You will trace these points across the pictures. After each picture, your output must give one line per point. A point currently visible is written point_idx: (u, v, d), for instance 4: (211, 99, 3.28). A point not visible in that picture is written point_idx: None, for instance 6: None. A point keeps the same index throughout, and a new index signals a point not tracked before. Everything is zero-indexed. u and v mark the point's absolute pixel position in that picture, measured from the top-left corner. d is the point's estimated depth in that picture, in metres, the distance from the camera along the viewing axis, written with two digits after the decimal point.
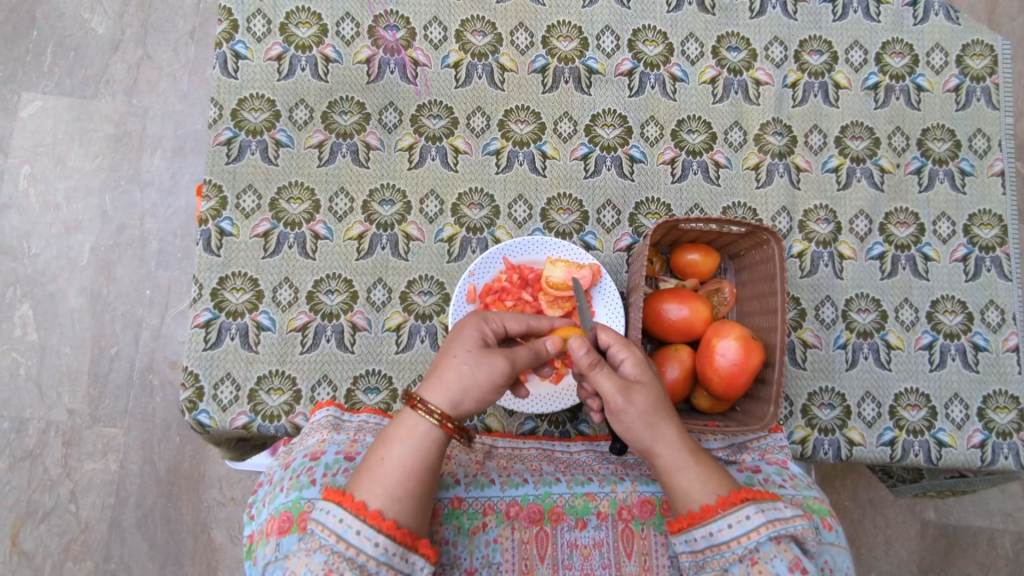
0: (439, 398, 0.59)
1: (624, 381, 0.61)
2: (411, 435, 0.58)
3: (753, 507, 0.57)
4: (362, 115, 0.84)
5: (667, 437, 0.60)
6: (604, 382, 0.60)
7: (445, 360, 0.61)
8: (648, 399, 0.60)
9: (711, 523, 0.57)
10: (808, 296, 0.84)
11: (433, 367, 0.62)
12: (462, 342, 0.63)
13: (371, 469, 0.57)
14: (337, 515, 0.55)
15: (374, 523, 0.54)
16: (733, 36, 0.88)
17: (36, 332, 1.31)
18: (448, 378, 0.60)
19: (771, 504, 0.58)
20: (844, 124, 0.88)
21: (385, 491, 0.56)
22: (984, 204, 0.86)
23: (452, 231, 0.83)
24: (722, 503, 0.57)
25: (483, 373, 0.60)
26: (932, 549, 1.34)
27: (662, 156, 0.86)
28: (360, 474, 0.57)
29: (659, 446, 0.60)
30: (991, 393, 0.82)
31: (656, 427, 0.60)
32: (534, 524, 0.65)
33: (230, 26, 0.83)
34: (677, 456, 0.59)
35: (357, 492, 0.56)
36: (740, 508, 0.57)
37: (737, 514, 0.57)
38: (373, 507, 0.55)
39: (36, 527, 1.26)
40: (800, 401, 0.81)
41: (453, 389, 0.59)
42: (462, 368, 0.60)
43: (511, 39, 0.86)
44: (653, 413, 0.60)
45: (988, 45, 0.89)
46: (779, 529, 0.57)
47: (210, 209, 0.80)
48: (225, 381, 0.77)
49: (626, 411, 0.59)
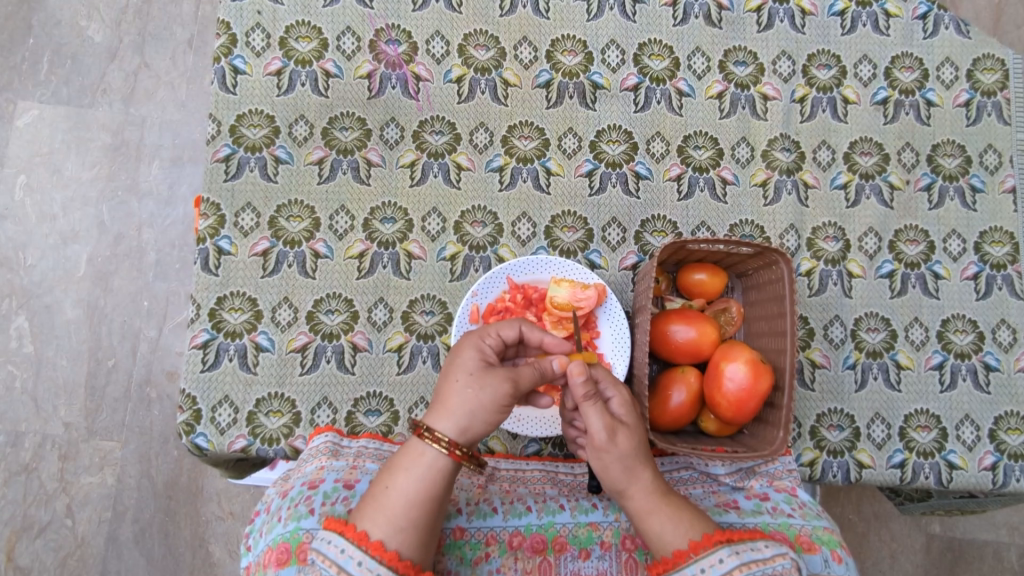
0: (446, 425, 0.58)
1: (613, 420, 0.60)
2: (415, 462, 0.57)
3: (726, 549, 0.55)
4: (362, 131, 0.83)
5: (642, 481, 0.59)
6: (594, 419, 0.59)
7: (446, 383, 0.60)
8: (632, 443, 0.60)
9: (685, 569, 0.55)
10: (816, 315, 0.83)
11: (436, 392, 0.61)
12: (461, 362, 0.61)
13: (376, 498, 0.56)
14: (338, 545, 0.53)
15: (376, 554, 0.53)
16: (740, 51, 0.87)
17: (32, 344, 1.30)
18: (453, 404, 0.58)
19: (748, 545, 0.56)
20: (852, 139, 0.86)
21: (389, 521, 0.54)
22: (996, 221, 0.85)
23: (455, 249, 0.82)
24: (694, 547, 0.56)
25: (483, 394, 0.58)
26: (937, 563, 1.33)
27: (668, 173, 0.84)
28: (366, 503, 0.56)
29: (632, 489, 0.59)
30: (1003, 415, 0.81)
31: (633, 471, 0.59)
32: (537, 553, 0.63)
33: (229, 41, 0.81)
34: (651, 502, 0.59)
35: (359, 522, 0.55)
36: (713, 551, 0.55)
37: (709, 558, 0.55)
38: (376, 537, 0.54)
39: (32, 542, 1.25)
40: (809, 422, 0.80)
41: (455, 414, 0.58)
42: (461, 391, 0.59)
43: (515, 54, 0.85)
44: (633, 457, 0.60)
45: (999, 59, 0.87)
46: (754, 570, 0.55)
47: (209, 227, 0.78)
48: (223, 404, 0.75)
49: (608, 450, 0.59)
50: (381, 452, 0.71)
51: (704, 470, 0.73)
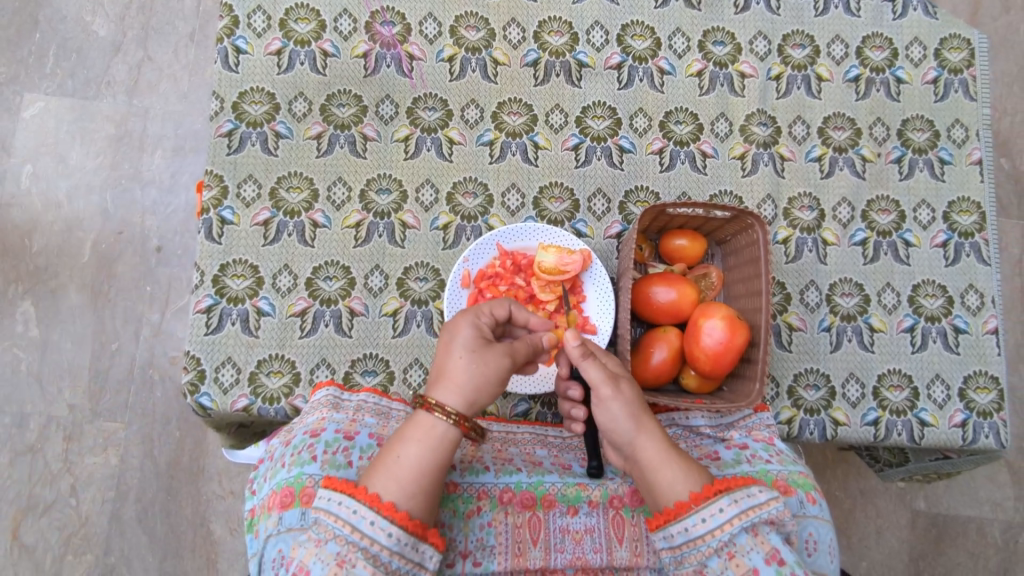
0: (440, 393, 0.61)
1: (611, 372, 0.65)
2: (423, 435, 0.59)
3: (725, 499, 0.59)
4: (359, 107, 0.87)
5: (651, 433, 0.62)
6: (593, 369, 0.64)
7: (448, 360, 0.63)
8: (634, 392, 0.65)
9: (686, 519, 0.58)
10: (792, 281, 0.87)
11: (435, 369, 0.64)
12: (463, 341, 0.64)
13: (387, 464, 0.58)
14: (349, 506, 0.55)
15: (388, 514, 0.55)
16: (719, 31, 0.91)
17: (37, 328, 1.33)
18: (450, 374, 0.62)
19: (745, 492, 0.59)
20: (826, 115, 0.91)
21: (400, 486, 0.56)
22: (963, 192, 0.89)
23: (447, 220, 0.86)
24: (695, 499, 0.59)
25: (489, 371, 0.63)
26: (922, 538, 1.37)
27: (650, 146, 0.88)
28: (375, 469, 0.58)
29: (643, 440, 0.62)
30: (972, 374, 0.85)
31: (641, 420, 0.63)
32: (527, 509, 0.67)
33: (231, 22, 0.85)
34: (661, 452, 0.62)
35: (369, 485, 0.57)
36: (713, 502, 0.58)
37: (710, 508, 0.58)
38: (387, 499, 0.56)
39: (37, 521, 1.28)
40: (787, 382, 0.84)
41: (463, 389, 0.61)
42: (470, 370, 0.62)
43: (504, 34, 0.89)
44: (636, 406, 0.64)
45: (965, 39, 0.92)
46: (752, 517, 0.58)
47: (212, 198, 0.82)
48: (226, 365, 0.79)
49: (613, 398, 0.63)
50: (379, 407, 0.75)
51: (687, 424, 0.77)
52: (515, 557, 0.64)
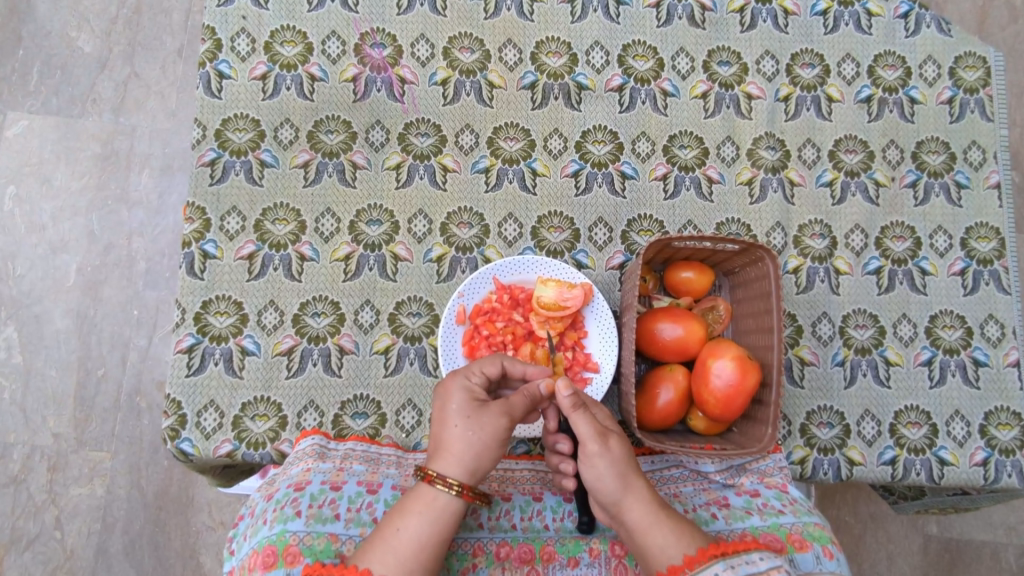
0: (437, 463, 0.58)
1: (601, 426, 0.61)
2: (422, 505, 0.56)
3: (721, 564, 0.53)
4: (348, 134, 0.82)
5: (639, 492, 0.58)
6: (583, 425, 0.60)
7: (442, 430, 0.60)
8: (623, 451, 0.60)
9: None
10: (804, 313, 0.83)
11: (433, 439, 0.61)
12: (453, 408, 0.61)
13: (382, 537, 0.54)
14: None
15: None
16: (724, 50, 0.87)
17: (21, 355, 1.29)
18: (445, 444, 0.59)
19: (744, 559, 0.54)
20: (837, 137, 0.87)
21: (396, 560, 0.53)
22: (981, 217, 0.85)
23: (442, 251, 0.82)
24: (689, 562, 0.54)
25: (483, 432, 0.59)
26: (935, 564, 1.33)
27: (653, 172, 0.84)
28: (369, 543, 0.54)
29: (632, 502, 0.58)
30: (993, 410, 0.81)
31: (628, 480, 0.58)
32: (525, 563, 0.61)
33: (214, 45, 0.81)
34: (650, 514, 0.57)
35: (361, 561, 0.53)
36: (707, 566, 0.53)
37: (704, 574, 0.53)
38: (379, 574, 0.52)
39: (20, 555, 1.23)
40: (799, 420, 0.80)
41: (459, 456, 0.58)
42: (469, 439, 0.59)
43: (500, 56, 0.85)
44: (624, 465, 0.59)
45: (981, 57, 0.88)
46: None
47: (194, 231, 0.78)
48: (209, 409, 0.75)
49: (600, 456, 0.59)
50: (368, 454, 0.71)
51: (695, 468, 0.74)
52: None
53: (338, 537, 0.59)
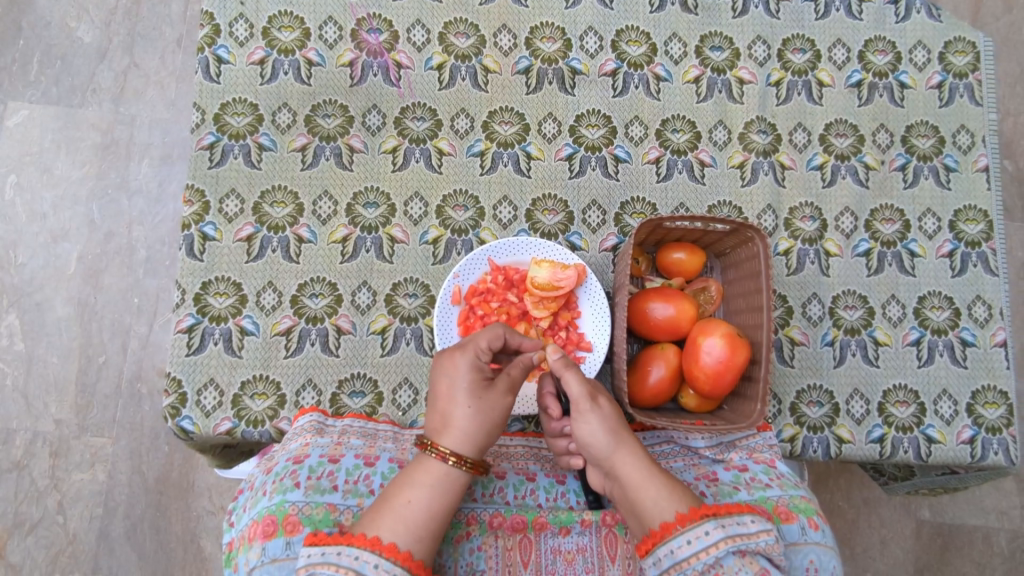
0: (448, 439, 0.59)
1: (591, 386, 0.64)
2: (429, 478, 0.58)
3: (712, 522, 0.55)
4: (345, 118, 0.84)
5: (631, 448, 0.60)
6: (575, 385, 0.63)
7: (452, 408, 0.61)
8: (613, 408, 0.63)
9: (671, 540, 0.55)
10: (794, 294, 0.84)
11: (437, 413, 0.62)
12: (463, 387, 0.61)
13: (391, 507, 0.55)
14: (350, 554, 0.52)
15: (391, 555, 0.52)
16: (717, 36, 0.89)
17: (23, 342, 1.30)
18: (456, 422, 0.60)
19: (734, 519, 0.56)
20: (827, 121, 0.88)
21: (406, 528, 0.54)
22: (970, 200, 0.87)
23: (437, 233, 0.83)
24: (681, 520, 0.55)
25: (493, 411, 0.61)
26: (927, 548, 1.34)
27: (646, 156, 0.86)
28: (376, 512, 0.55)
29: (625, 458, 0.60)
30: (980, 389, 0.82)
31: (619, 436, 0.61)
32: (517, 531, 0.61)
33: (213, 31, 0.83)
34: (642, 469, 0.59)
35: (369, 529, 0.54)
36: (699, 523, 0.55)
37: (695, 530, 0.55)
38: (388, 540, 0.53)
39: (23, 539, 1.25)
40: (789, 399, 0.81)
41: (470, 435, 0.60)
42: (473, 416, 0.60)
43: (495, 41, 0.86)
44: (615, 422, 0.62)
45: (970, 42, 0.89)
46: (739, 543, 0.55)
47: (193, 213, 0.80)
48: (208, 387, 0.76)
49: (591, 412, 0.62)
50: (365, 430, 0.73)
51: (686, 444, 0.75)
52: None
53: (336, 507, 0.60)
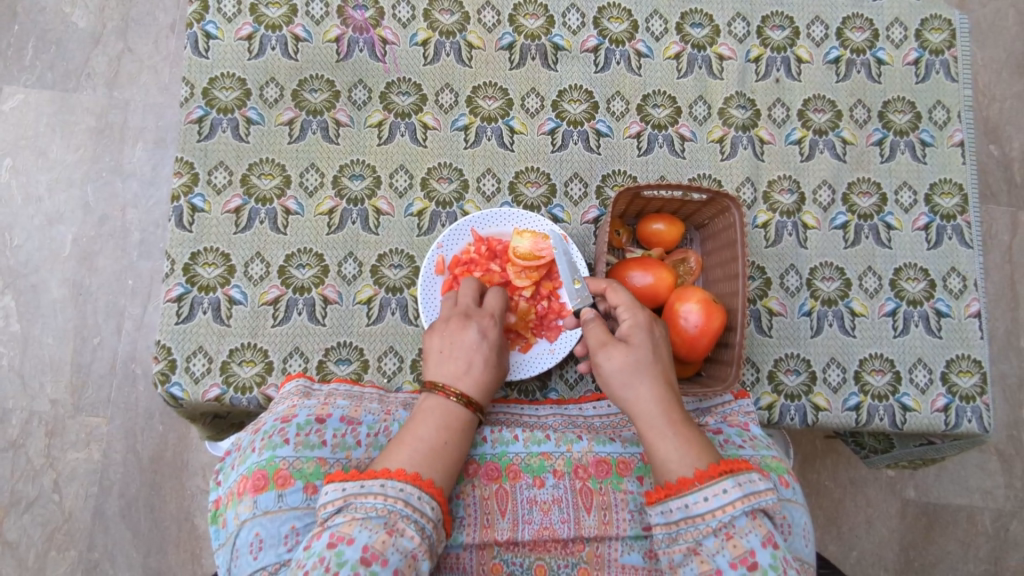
0: (469, 387, 0.65)
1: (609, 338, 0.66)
2: (456, 422, 0.62)
3: (730, 481, 0.56)
4: (331, 93, 0.85)
5: (642, 398, 0.62)
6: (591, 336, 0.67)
7: (479, 359, 0.67)
8: (634, 356, 0.64)
9: (688, 495, 0.56)
10: (772, 266, 0.86)
11: (451, 362, 0.66)
12: (493, 344, 0.69)
13: (431, 445, 0.59)
14: (394, 486, 0.55)
15: (430, 489, 0.56)
16: (697, 13, 0.90)
17: (19, 324, 1.32)
18: (480, 373, 0.66)
19: (749, 477, 0.57)
20: (806, 97, 0.89)
21: (442, 467, 0.58)
22: (946, 173, 0.88)
23: (422, 205, 0.85)
24: (699, 476, 0.56)
25: (498, 373, 0.69)
26: (912, 527, 1.36)
27: (628, 130, 0.87)
28: (412, 450, 0.58)
29: (641, 404, 0.62)
30: (954, 358, 0.84)
31: (632, 386, 0.63)
32: (493, 481, 0.64)
33: (201, 7, 0.84)
34: (656, 422, 0.60)
35: (408, 466, 0.57)
36: (717, 481, 0.56)
37: (714, 488, 0.56)
38: (427, 477, 0.57)
39: (20, 517, 1.27)
40: (767, 366, 0.82)
41: (482, 387, 0.66)
42: (489, 372, 0.67)
43: (478, 18, 0.88)
44: (631, 371, 0.63)
45: (946, 20, 0.91)
46: (753, 503, 0.56)
47: (182, 185, 0.81)
48: (197, 354, 0.78)
49: (603, 364, 0.64)
50: (351, 393, 0.74)
51: None
52: (483, 528, 0.61)
53: (326, 460, 0.63)
